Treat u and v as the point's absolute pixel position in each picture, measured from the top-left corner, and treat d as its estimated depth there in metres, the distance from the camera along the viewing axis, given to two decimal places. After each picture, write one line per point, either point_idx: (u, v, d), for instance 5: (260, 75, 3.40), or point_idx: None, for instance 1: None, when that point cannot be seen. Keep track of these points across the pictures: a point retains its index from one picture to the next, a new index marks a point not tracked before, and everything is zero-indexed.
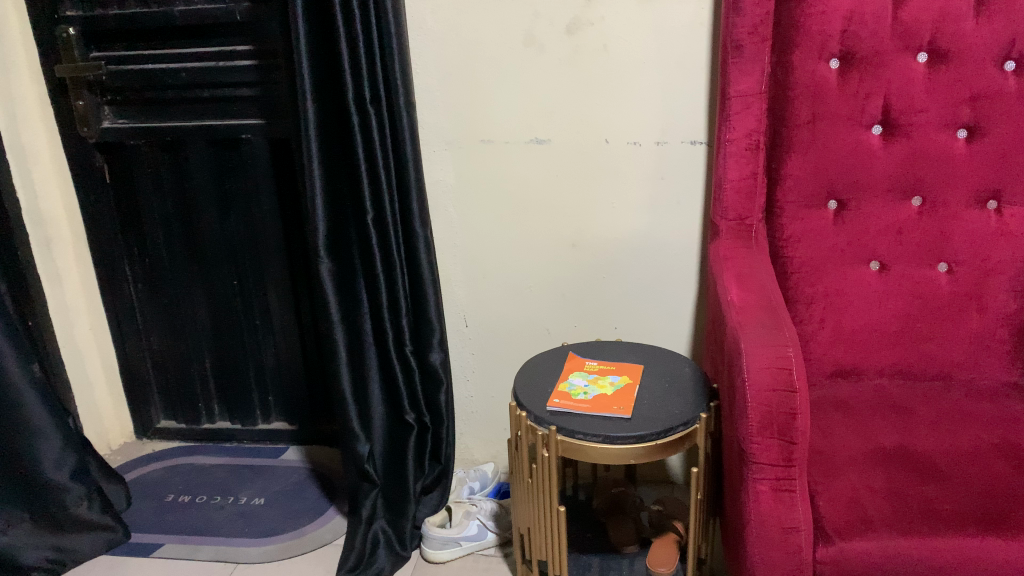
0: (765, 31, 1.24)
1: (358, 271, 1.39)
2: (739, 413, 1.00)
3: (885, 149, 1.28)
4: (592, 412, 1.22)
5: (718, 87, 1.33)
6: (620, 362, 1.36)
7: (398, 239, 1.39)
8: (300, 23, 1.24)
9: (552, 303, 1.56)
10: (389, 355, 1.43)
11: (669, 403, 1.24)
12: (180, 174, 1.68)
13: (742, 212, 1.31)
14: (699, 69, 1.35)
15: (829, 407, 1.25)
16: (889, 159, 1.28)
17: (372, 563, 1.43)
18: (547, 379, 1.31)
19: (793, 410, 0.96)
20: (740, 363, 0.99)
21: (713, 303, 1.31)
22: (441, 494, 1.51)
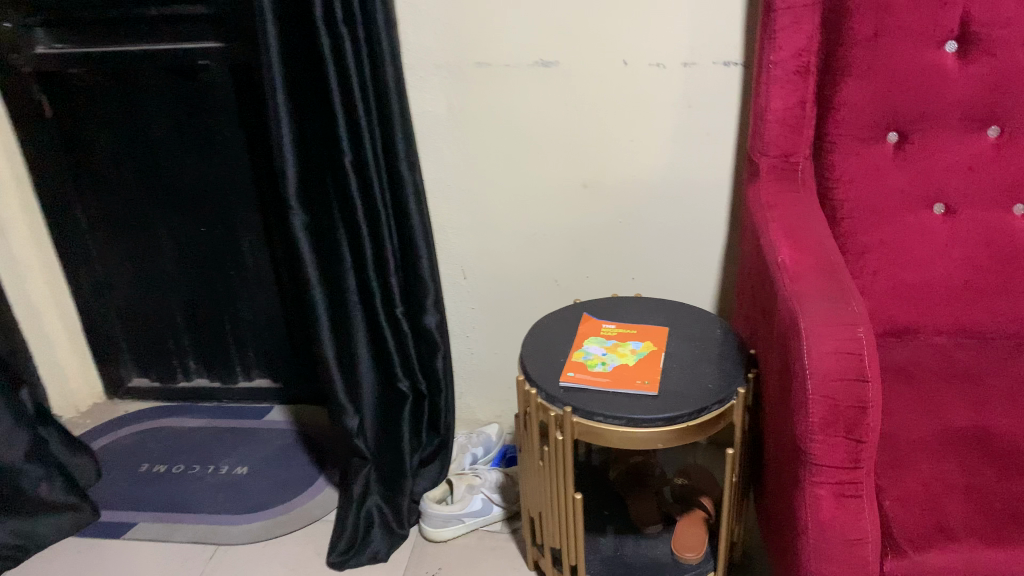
0: None
1: (339, 223, 1.20)
2: (796, 404, 0.83)
3: (961, 70, 1.07)
4: (613, 389, 1.05)
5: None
6: (643, 324, 1.19)
7: (384, 185, 1.20)
8: None
9: (562, 251, 1.38)
10: (377, 316, 1.25)
11: (701, 374, 1.07)
12: (131, 107, 1.46)
13: (787, 147, 1.12)
14: None
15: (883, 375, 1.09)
16: (965, 82, 1.07)
17: (367, 545, 1.29)
18: (559, 347, 1.14)
19: (864, 403, 0.79)
20: (799, 345, 0.82)
21: (750, 257, 1.13)
22: (442, 468, 1.36)
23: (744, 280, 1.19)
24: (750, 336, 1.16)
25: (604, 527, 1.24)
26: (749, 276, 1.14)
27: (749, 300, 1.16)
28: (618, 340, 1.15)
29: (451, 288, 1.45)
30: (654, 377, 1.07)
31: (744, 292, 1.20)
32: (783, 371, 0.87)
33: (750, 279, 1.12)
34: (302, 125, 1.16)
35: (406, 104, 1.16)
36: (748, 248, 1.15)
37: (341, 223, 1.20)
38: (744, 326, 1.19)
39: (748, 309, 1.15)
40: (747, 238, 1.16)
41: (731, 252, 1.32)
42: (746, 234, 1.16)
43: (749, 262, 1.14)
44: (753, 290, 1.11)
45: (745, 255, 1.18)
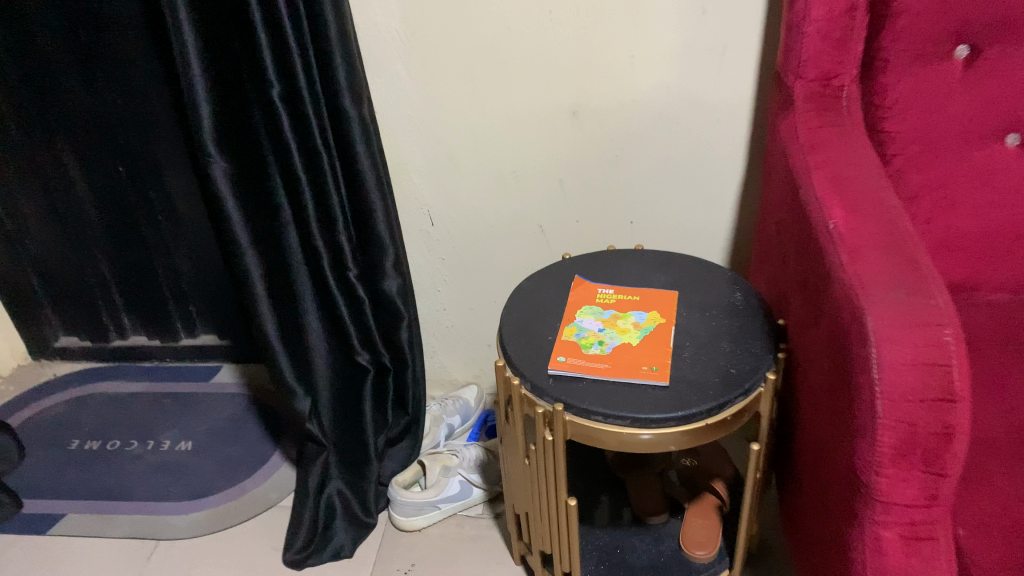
0: None
1: (272, 171, 0.97)
2: (855, 425, 0.64)
3: None
4: (613, 379, 0.86)
5: None
6: (646, 290, 0.98)
7: (324, 123, 0.96)
8: None
9: (546, 191, 1.16)
10: (326, 282, 1.04)
11: (720, 356, 0.88)
12: (14, 20, 1.19)
13: (828, 68, 0.89)
14: None
15: None
16: None
17: (329, 540, 1.12)
18: (545, 324, 0.95)
19: (950, 429, 0.60)
20: (865, 353, 0.62)
21: (781, 209, 0.92)
22: (412, 447, 1.18)
23: (770, 233, 0.98)
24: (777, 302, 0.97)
25: (603, 526, 1.06)
26: (779, 233, 0.93)
27: (776, 259, 0.95)
28: (617, 313, 0.95)
29: (415, 235, 1.23)
30: (663, 362, 0.87)
31: (768, 246, 1.00)
32: (836, 374, 0.68)
33: (783, 237, 0.91)
34: (213, 44, 0.91)
35: (345, 17, 0.91)
36: (777, 196, 0.93)
37: (277, 169, 0.97)
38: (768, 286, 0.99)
39: (776, 270, 0.95)
40: (777, 185, 0.94)
41: (748, 189, 1.11)
42: (778, 181, 0.94)
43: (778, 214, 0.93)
44: (784, 251, 0.91)
45: (772, 202, 0.97)
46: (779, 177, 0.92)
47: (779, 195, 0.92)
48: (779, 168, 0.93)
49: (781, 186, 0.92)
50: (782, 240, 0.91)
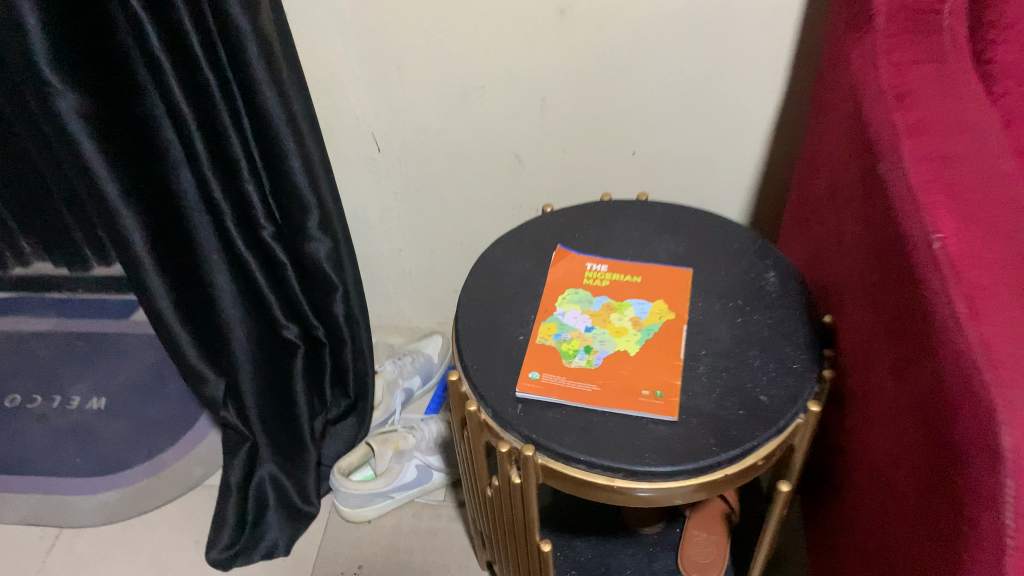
0: None
1: (146, 103, 0.70)
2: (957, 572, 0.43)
3: None
4: (602, 408, 0.64)
5: None
6: (650, 269, 0.75)
7: (210, 42, 0.68)
8: None
9: (523, 114, 0.90)
10: (234, 242, 0.81)
11: (746, 374, 0.66)
12: None
13: None
14: None
15: None
16: None
17: (260, 537, 0.94)
18: (515, 318, 0.72)
19: None
20: (990, 484, 0.40)
21: (840, 172, 0.67)
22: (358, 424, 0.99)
23: (817, 193, 0.74)
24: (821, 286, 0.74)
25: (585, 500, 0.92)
26: (834, 202, 0.69)
27: (825, 232, 0.71)
28: (610, 302, 0.72)
29: (355, 159, 0.97)
30: (670, 384, 0.65)
31: (813, 207, 0.75)
32: (931, 476, 0.47)
33: (840, 212, 0.66)
34: None
35: None
36: (834, 151, 0.68)
37: (158, 104, 0.70)
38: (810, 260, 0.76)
39: (825, 247, 0.71)
40: (835, 135, 0.69)
41: (785, 116, 0.85)
42: (835, 130, 0.68)
43: (833, 177, 0.68)
44: (840, 231, 0.67)
45: (825, 154, 0.72)
46: (840, 128, 0.67)
47: (838, 152, 0.67)
48: (839, 114, 0.67)
49: (843, 140, 0.66)
50: (839, 215, 0.67)
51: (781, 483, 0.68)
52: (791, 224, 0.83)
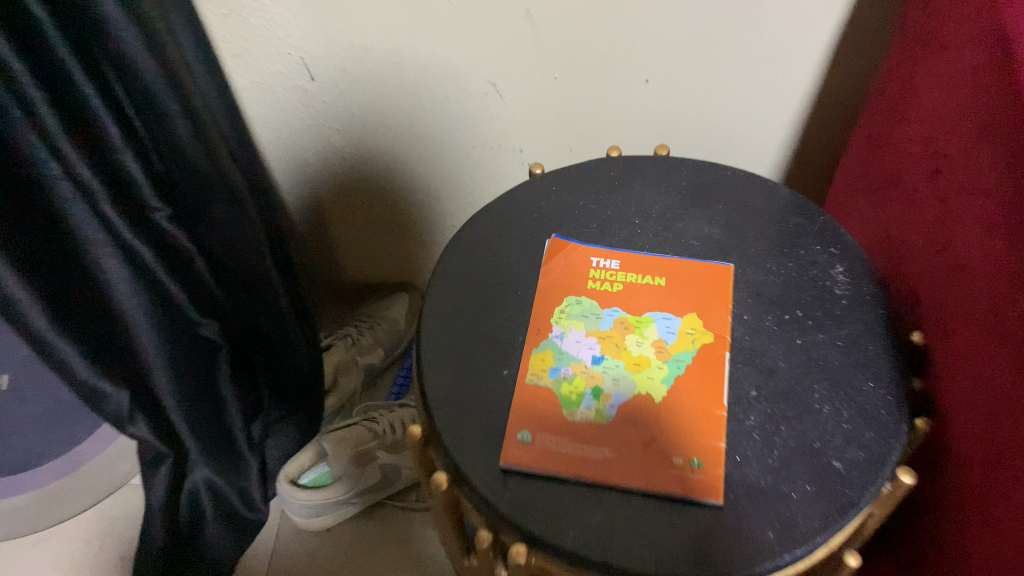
0: None
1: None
2: None
3: None
4: (619, 483, 0.46)
5: None
6: (677, 265, 0.56)
7: None
8: None
9: (505, 34, 0.66)
10: (130, 243, 0.60)
11: (815, 429, 0.48)
12: None
13: None
14: None
15: None
16: None
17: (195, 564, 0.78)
18: (499, 341, 0.53)
19: None
20: None
21: (961, 146, 0.47)
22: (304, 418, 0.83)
23: (913, 162, 0.54)
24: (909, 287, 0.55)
25: None
26: (942, 186, 0.49)
27: (922, 221, 0.52)
28: (625, 319, 0.53)
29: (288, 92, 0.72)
30: (711, 448, 0.47)
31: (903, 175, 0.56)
32: None
33: (959, 205, 0.47)
34: None
35: None
36: (957, 112, 0.48)
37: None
38: (889, 245, 0.57)
39: (918, 239, 0.53)
40: (957, 93, 0.48)
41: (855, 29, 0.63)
42: (960, 85, 0.48)
43: (946, 150, 0.48)
44: (954, 230, 0.48)
45: (935, 112, 0.51)
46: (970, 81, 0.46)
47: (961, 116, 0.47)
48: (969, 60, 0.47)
49: (970, 102, 0.46)
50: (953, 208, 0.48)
51: (848, 554, 0.47)
52: (861, 187, 0.63)
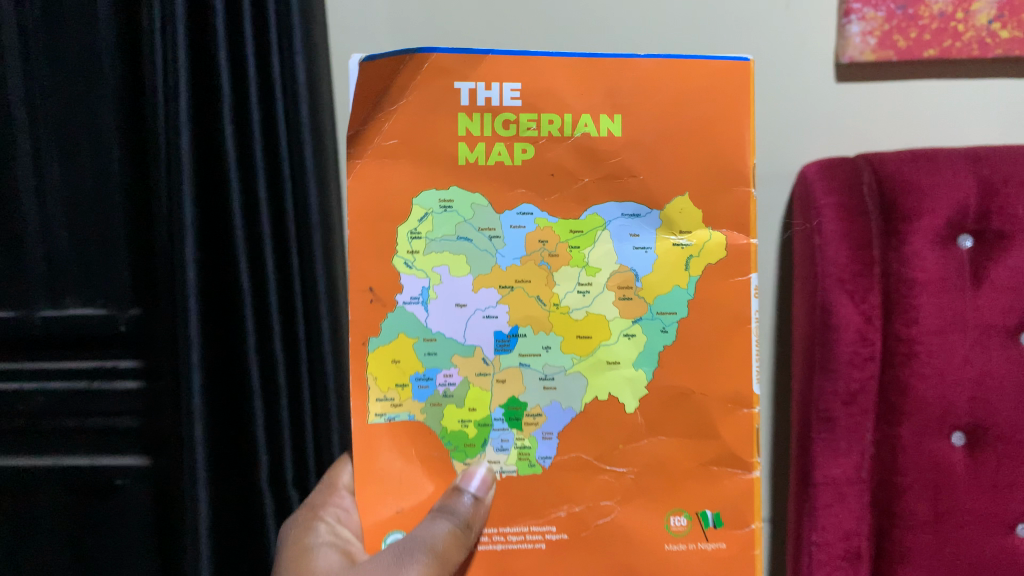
0: (866, 227, 0.52)
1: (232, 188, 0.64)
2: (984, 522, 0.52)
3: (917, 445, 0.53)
4: (492, 535, 0.44)
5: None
6: (619, 110, 0.43)
7: (274, 199, 0.65)
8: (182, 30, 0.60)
9: None
10: (226, 80, 0.61)
11: (743, 441, 0.44)
12: None
13: (844, 396, 0.53)
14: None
15: None
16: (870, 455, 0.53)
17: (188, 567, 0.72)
18: (399, 259, 0.43)
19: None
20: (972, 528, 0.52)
21: (954, 272, 0.51)
22: (13, 427, 0.88)
23: (824, 498, 0.53)
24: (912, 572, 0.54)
25: None
26: (944, 240, 0.51)
27: (904, 502, 0.53)
28: (570, 206, 0.44)
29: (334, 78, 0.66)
30: (737, 482, 0.44)
31: (805, 486, 0.54)
32: None
33: (988, 311, 0.51)
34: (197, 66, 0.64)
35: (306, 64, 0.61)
36: (826, 370, 0.53)
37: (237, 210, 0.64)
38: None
39: (1000, 427, 0.52)
40: (972, 166, 0.51)
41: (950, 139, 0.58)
42: (872, 347, 0.52)
43: (899, 299, 0.52)
44: (990, 264, 0.51)
45: (923, 151, 0.52)
46: (866, 345, 0.52)
47: (892, 241, 0.52)
48: (816, 165, 0.55)
49: (869, 255, 0.52)
50: (988, 273, 0.51)
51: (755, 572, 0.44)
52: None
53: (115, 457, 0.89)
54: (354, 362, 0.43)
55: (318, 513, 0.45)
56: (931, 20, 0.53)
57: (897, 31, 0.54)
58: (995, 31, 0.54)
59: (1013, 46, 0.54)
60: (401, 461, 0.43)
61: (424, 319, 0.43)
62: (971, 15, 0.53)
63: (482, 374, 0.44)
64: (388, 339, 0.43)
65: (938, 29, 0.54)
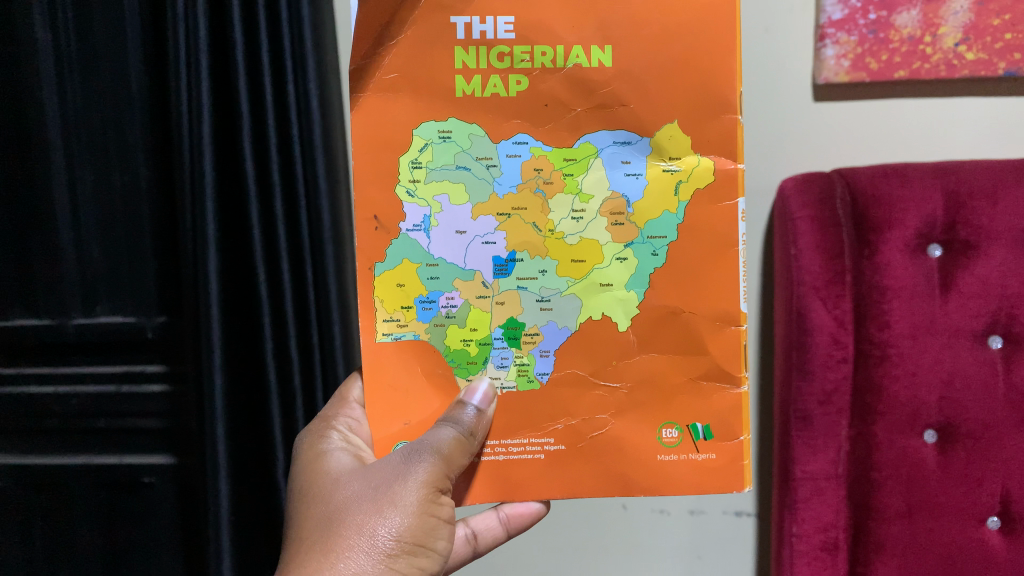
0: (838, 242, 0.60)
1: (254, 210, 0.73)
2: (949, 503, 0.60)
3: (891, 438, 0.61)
4: (494, 446, 0.47)
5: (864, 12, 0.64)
6: (609, 41, 0.45)
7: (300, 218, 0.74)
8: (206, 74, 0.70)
9: None
10: (246, 104, 0.71)
11: (731, 357, 0.47)
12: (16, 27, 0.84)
13: (819, 396, 0.61)
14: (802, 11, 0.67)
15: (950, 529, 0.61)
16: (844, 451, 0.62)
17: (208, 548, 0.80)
18: (402, 188, 0.45)
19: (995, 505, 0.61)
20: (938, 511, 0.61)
21: (922, 280, 0.60)
22: (48, 427, 0.96)
23: (804, 491, 0.63)
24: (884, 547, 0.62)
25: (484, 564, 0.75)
26: (911, 250, 0.60)
27: (880, 496, 0.61)
28: (563, 135, 0.46)
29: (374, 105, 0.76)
30: (726, 397, 0.47)
31: (788, 480, 0.64)
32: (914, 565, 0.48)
33: (955, 316, 0.59)
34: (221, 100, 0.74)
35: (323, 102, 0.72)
36: (804, 371, 0.62)
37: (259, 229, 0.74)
38: (1011, 529, 0.61)
39: (968, 424, 0.60)
40: (938, 182, 0.59)
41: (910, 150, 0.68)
42: (844, 348, 0.61)
43: (872, 305, 0.60)
44: (954, 272, 0.60)
45: (894, 167, 0.61)
46: (839, 347, 0.61)
47: (864, 251, 0.60)
48: (793, 181, 0.63)
49: (841, 264, 0.60)
50: (955, 281, 0.59)
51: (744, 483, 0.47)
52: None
53: (144, 456, 0.97)
54: (362, 286, 0.45)
55: (332, 421, 0.49)
56: (900, 43, 0.64)
57: (870, 54, 0.65)
58: (961, 53, 0.64)
59: (978, 67, 0.64)
60: (408, 376, 0.46)
61: (426, 245, 0.46)
62: (938, 39, 0.64)
63: (482, 296, 0.46)
64: (393, 265, 0.45)
65: (907, 52, 0.65)
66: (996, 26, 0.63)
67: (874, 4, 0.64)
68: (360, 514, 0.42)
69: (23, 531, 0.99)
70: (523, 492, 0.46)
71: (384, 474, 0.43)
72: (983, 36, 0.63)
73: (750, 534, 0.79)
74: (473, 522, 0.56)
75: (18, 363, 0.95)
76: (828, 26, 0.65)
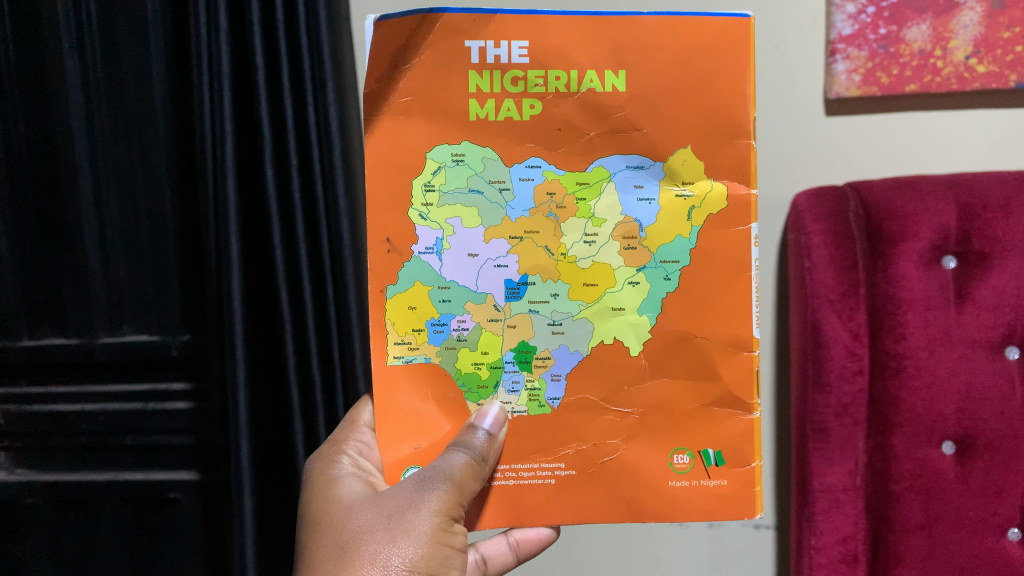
0: (854, 254, 0.60)
1: (274, 223, 0.74)
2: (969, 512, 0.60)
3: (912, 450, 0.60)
4: (505, 471, 0.46)
5: (875, 23, 0.64)
6: (623, 66, 0.45)
7: (322, 227, 0.74)
8: (227, 91, 0.70)
9: None
10: (268, 125, 0.72)
11: (743, 383, 0.46)
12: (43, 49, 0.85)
13: (840, 408, 0.61)
14: (816, 34, 0.67)
15: (969, 544, 0.60)
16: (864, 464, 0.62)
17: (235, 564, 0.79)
18: (415, 211, 0.45)
19: (1012, 518, 0.60)
20: (957, 519, 0.60)
21: (939, 292, 0.59)
22: (77, 444, 0.96)
23: (823, 502, 0.62)
24: (902, 557, 0.61)
25: None
26: (927, 263, 0.60)
27: (898, 508, 0.61)
28: (576, 159, 0.46)
29: None
30: (739, 422, 0.46)
31: (806, 493, 0.63)
32: None
33: (972, 327, 0.59)
34: (244, 116, 0.74)
35: (347, 109, 0.72)
36: (819, 384, 0.61)
37: (280, 245, 0.75)
38: None
39: (986, 436, 0.59)
40: (951, 194, 0.59)
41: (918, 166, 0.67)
42: (860, 360, 0.60)
43: (888, 316, 0.60)
44: (969, 282, 0.59)
45: (907, 180, 0.61)
46: (854, 359, 0.60)
47: (878, 263, 0.60)
48: (806, 195, 0.63)
49: (855, 276, 0.60)
50: (970, 292, 0.59)
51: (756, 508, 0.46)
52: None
53: (170, 472, 0.96)
54: (374, 309, 0.45)
55: (341, 446, 0.49)
56: (911, 57, 0.64)
57: (880, 69, 0.65)
58: (972, 66, 0.64)
59: (989, 79, 0.64)
60: (418, 399, 0.46)
61: (438, 268, 0.46)
62: (949, 52, 0.64)
63: (493, 320, 0.46)
64: (405, 287, 0.45)
65: (918, 66, 0.64)
66: (1007, 39, 0.63)
67: (884, 19, 0.64)
68: (374, 544, 0.41)
69: (53, 552, 0.99)
70: (535, 517, 0.46)
71: (399, 501, 0.43)
72: (993, 49, 0.63)
73: (767, 554, 0.78)
74: (482, 547, 0.56)
75: (47, 381, 0.96)
76: (839, 41, 0.65)
